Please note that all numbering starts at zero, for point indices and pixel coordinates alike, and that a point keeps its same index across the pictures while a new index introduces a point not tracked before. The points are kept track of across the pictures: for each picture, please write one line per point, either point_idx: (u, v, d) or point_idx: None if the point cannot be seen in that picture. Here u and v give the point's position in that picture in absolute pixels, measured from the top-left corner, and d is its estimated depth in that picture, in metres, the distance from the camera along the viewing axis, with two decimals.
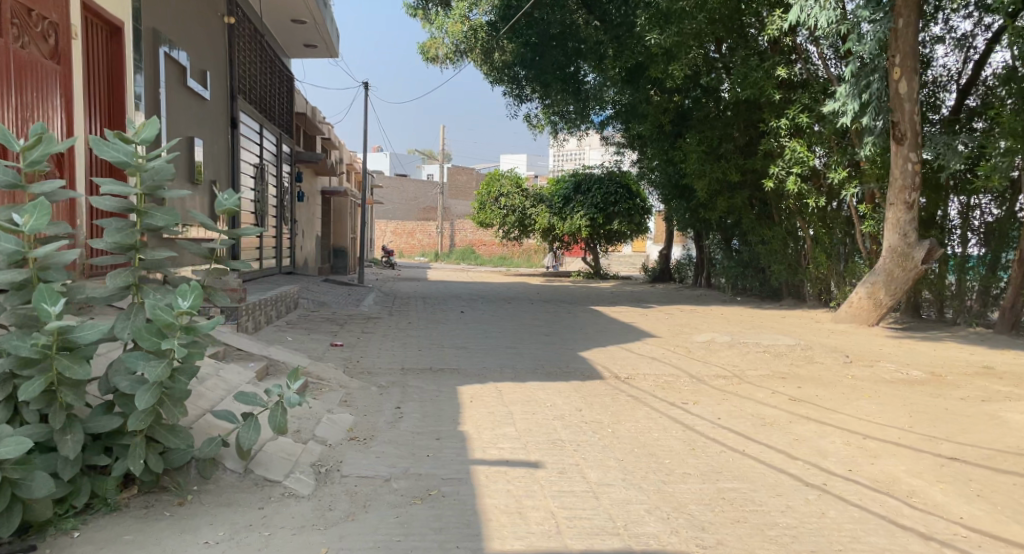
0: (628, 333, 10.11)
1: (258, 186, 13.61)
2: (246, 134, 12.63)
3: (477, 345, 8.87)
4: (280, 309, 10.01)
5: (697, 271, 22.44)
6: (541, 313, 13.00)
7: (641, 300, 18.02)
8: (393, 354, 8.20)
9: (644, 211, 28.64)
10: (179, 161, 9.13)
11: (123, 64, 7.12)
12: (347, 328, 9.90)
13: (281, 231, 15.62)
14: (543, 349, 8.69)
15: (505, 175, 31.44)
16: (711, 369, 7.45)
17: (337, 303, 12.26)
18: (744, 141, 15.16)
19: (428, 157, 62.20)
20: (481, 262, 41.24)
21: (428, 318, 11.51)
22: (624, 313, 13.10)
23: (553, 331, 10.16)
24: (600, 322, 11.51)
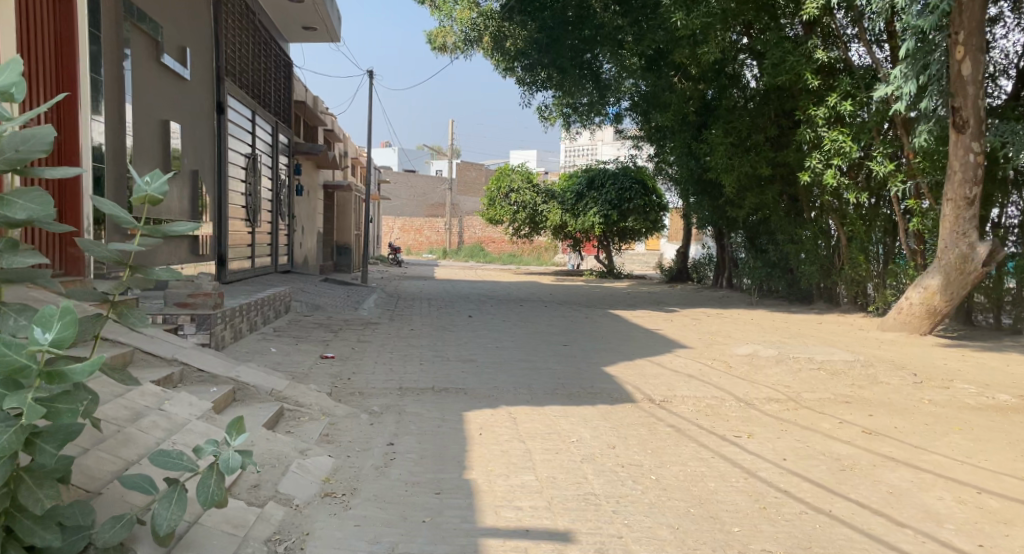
0: (656, 343, 9.02)
1: (252, 179, 12.63)
2: (235, 121, 11.63)
3: (487, 358, 7.82)
4: (267, 317, 9.01)
5: (718, 272, 21.34)
6: (557, 317, 11.95)
7: (661, 303, 16.97)
8: (390, 369, 7.16)
9: (661, 208, 27.52)
10: (152, 147, 8.18)
11: (72, 22, 6.20)
12: (341, 337, 8.88)
13: (277, 228, 14.63)
14: (561, 363, 7.63)
15: (515, 170, 30.34)
16: (760, 391, 6.37)
17: (334, 306, 11.25)
18: (775, 132, 14.05)
19: (437, 152, 61.25)
20: (490, 260, 40.26)
21: (434, 323, 10.47)
22: (646, 318, 12.06)
23: (572, 340, 9.09)
24: (621, 329, 10.45)
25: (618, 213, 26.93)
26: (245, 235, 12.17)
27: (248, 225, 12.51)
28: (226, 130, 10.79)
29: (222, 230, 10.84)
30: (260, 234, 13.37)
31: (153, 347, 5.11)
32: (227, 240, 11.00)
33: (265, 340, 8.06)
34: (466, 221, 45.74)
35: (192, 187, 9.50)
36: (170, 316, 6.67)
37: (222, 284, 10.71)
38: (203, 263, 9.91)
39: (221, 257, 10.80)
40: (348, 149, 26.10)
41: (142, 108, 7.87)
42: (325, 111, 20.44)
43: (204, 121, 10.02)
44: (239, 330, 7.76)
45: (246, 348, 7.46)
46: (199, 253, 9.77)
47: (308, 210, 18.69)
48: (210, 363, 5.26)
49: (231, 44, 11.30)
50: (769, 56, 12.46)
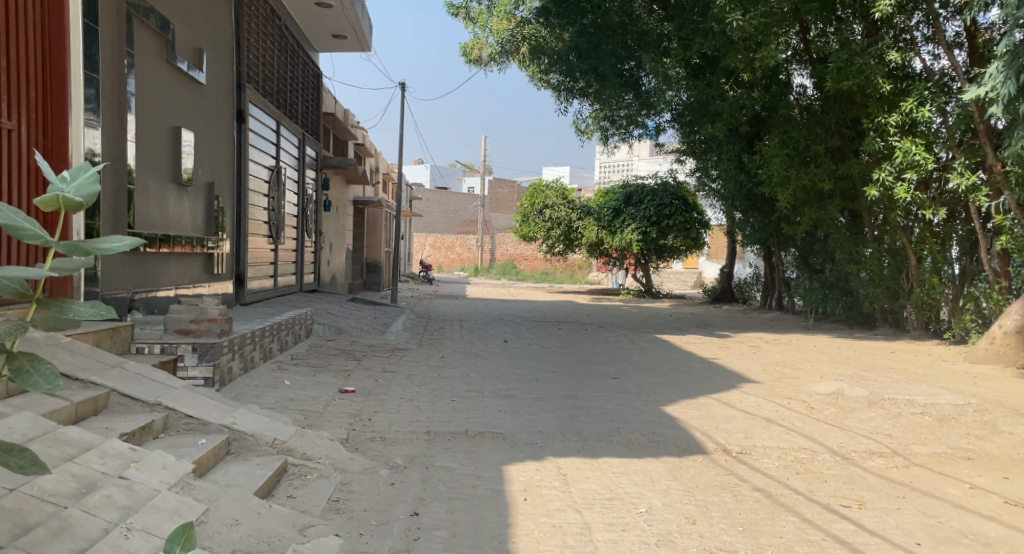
0: (716, 376, 8.00)
1: (275, 193, 11.91)
2: (258, 130, 10.91)
3: (529, 393, 6.88)
4: (284, 343, 8.19)
5: (766, 292, 20.18)
6: (600, 342, 10.96)
7: (708, 326, 15.91)
8: (418, 407, 6.25)
9: (702, 225, 26.45)
10: (162, 155, 7.42)
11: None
12: (364, 366, 8.00)
13: (303, 245, 13.91)
14: (613, 400, 6.65)
15: (550, 186, 29.46)
16: (857, 442, 5.33)
17: (359, 330, 10.41)
18: (837, 143, 13.04)
19: (470, 168, 60.78)
20: (523, 278, 39.38)
21: (467, 349, 9.56)
22: (697, 345, 11.04)
23: (622, 371, 8.10)
24: (673, 357, 9.43)
25: (657, 229, 25.93)
26: (265, 252, 11.41)
27: (271, 242, 11.78)
28: (247, 141, 10.06)
29: (241, 247, 10.11)
30: (285, 252, 12.63)
31: (132, 387, 4.23)
32: (246, 258, 10.26)
33: (280, 371, 7.22)
34: (499, 238, 44.98)
35: (208, 200, 8.74)
36: (170, 344, 5.81)
37: (240, 306, 9.94)
38: (218, 283, 9.16)
39: (239, 276, 10.07)
40: (379, 165, 25.52)
41: (149, 115, 7.08)
42: (356, 124, 19.82)
43: (221, 131, 9.25)
44: (250, 360, 6.95)
45: (258, 381, 6.62)
46: (214, 273, 9.01)
47: (337, 226, 18.01)
48: (201, 407, 4.37)
49: (254, 50, 10.59)
50: (835, 60, 11.55)
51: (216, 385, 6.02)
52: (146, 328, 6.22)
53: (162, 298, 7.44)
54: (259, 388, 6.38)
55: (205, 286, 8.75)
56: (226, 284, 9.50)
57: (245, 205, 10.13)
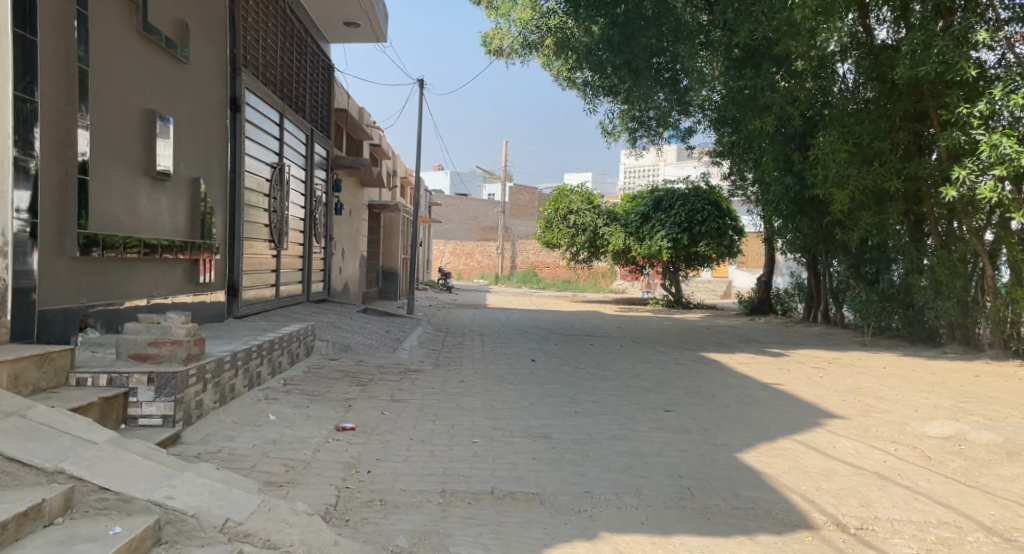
0: (789, 410, 6.65)
1: (279, 192, 10.77)
2: (258, 122, 9.77)
3: (567, 433, 5.60)
4: (275, 366, 7.00)
5: (811, 303, 18.87)
6: (640, 362, 9.63)
7: (752, 341, 14.54)
8: (431, 452, 4.99)
9: (736, 232, 25.03)
10: (131, 144, 6.26)
11: None
12: (370, 394, 6.78)
13: (311, 250, 12.75)
14: (673, 443, 5.34)
15: (575, 190, 28.10)
16: (1016, 516, 4.00)
17: (367, 347, 9.18)
18: (904, 139, 11.77)
19: (490, 174, 59.58)
20: (545, 287, 38.16)
21: (489, 371, 8.29)
22: (751, 366, 9.73)
23: (675, 403, 6.80)
24: (729, 384, 8.09)
25: (689, 236, 24.55)
26: (265, 258, 10.23)
27: (273, 247, 10.62)
28: (241, 132, 8.89)
29: (233, 252, 8.95)
30: (290, 258, 11.47)
31: (28, 446, 3.04)
32: (240, 265, 9.09)
33: (267, 402, 6.01)
34: (521, 246, 43.76)
35: (192, 198, 7.59)
36: (120, 374, 4.61)
37: (232, 319, 8.77)
38: (204, 294, 7.99)
39: (232, 285, 8.94)
40: (397, 168, 24.43)
41: (110, 95, 5.88)
42: (371, 123, 18.69)
43: (210, 119, 8.06)
44: (230, 387, 5.75)
45: (237, 416, 5.41)
46: (200, 282, 7.84)
47: (350, 231, 16.86)
48: (126, 473, 3.14)
49: (253, 31, 9.44)
50: (908, 44, 10.19)
51: (181, 423, 4.82)
52: (97, 352, 5.07)
53: (130, 312, 6.27)
54: (236, 427, 5.16)
55: (188, 298, 7.58)
56: (216, 295, 8.34)
57: (237, 206, 8.95)
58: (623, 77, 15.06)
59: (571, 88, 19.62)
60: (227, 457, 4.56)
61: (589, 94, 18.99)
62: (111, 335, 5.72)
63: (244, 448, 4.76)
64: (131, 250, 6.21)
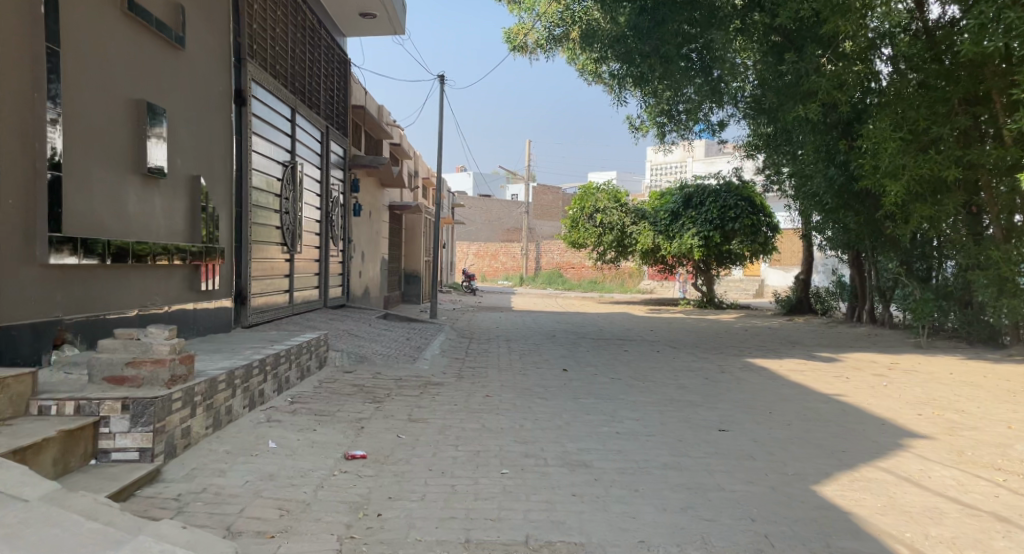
0: (862, 429, 5.81)
1: (291, 192, 10.11)
2: (266, 116, 9.12)
3: (611, 461, 4.83)
4: (282, 383, 6.31)
5: (857, 302, 18.11)
6: (681, 371, 8.81)
7: (796, 345, 13.64)
8: (453, 487, 4.26)
9: (771, 229, 24.04)
10: (119, 137, 5.62)
11: None
12: (385, 412, 6.09)
13: (327, 253, 12.11)
14: (736, 474, 4.55)
15: (600, 188, 27.25)
16: None
17: (384, 357, 8.48)
18: (965, 124, 10.92)
19: (513, 175, 58.85)
20: (571, 288, 37.39)
21: (517, 384, 7.54)
22: (804, 374, 8.89)
23: (731, 421, 5.99)
24: (785, 397, 7.25)
25: (721, 233, 23.62)
26: (278, 262, 9.60)
27: (286, 250, 9.94)
28: (248, 127, 8.25)
29: (240, 256, 8.31)
30: (304, 262, 10.83)
31: None
32: (249, 270, 8.44)
33: (268, 425, 5.32)
34: (545, 246, 42.92)
35: (192, 197, 6.94)
36: (89, 401, 3.96)
37: (240, 328, 8.12)
38: (209, 302, 7.35)
39: (240, 292, 8.30)
40: (418, 169, 23.83)
41: (91, 82, 5.26)
42: (391, 121, 18.08)
43: (212, 113, 7.42)
44: (227, 410, 5.08)
45: (231, 444, 4.72)
46: (202, 290, 7.20)
47: (370, 233, 16.23)
48: (58, 543, 2.49)
49: (260, 18, 8.79)
50: (974, 19, 9.30)
51: (162, 455, 4.15)
52: (70, 374, 4.43)
53: (118, 324, 5.63)
54: (228, 458, 4.47)
55: (189, 307, 6.93)
56: (222, 303, 7.69)
57: (245, 208, 8.30)
58: (653, 66, 14.14)
59: (597, 81, 18.83)
60: (213, 498, 3.87)
61: (616, 88, 18.19)
62: (90, 353, 5.08)
63: (234, 486, 4.07)
64: (118, 256, 5.58)
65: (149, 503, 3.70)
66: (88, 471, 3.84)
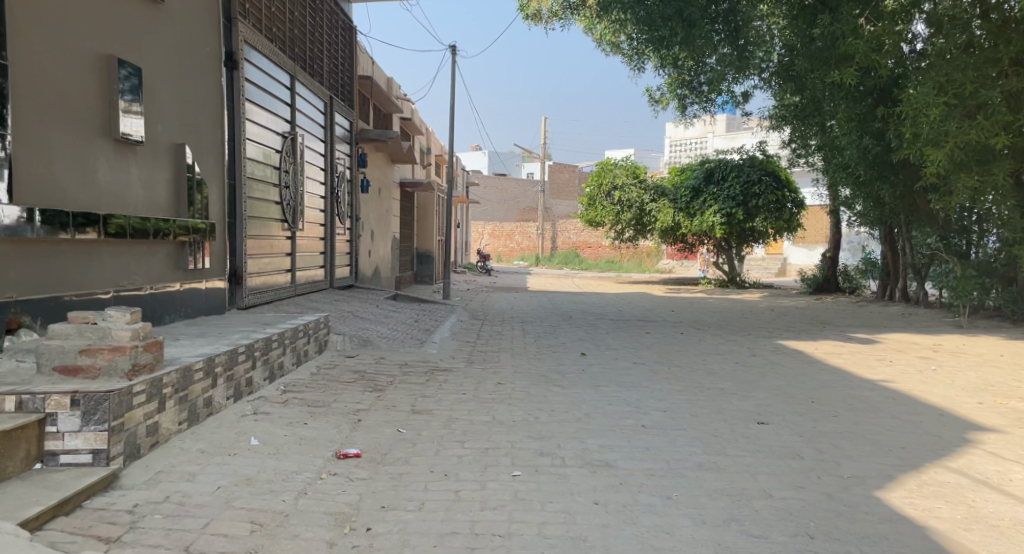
0: (920, 422, 5.15)
1: (293, 165, 9.52)
2: (263, 84, 8.53)
3: (638, 461, 4.23)
4: (274, 371, 5.76)
5: (890, 280, 17.73)
6: (709, 355, 8.17)
7: (827, 325, 12.94)
8: (456, 494, 3.67)
9: (796, 205, 23.21)
10: (84, 98, 5.12)
11: None
12: (386, 403, 5.52)
13: (334, 232, 11.54)
14: (785, 477, 3.93)
15: (619, 164, 26.48)
16: None
17: (389, 340, 7.91)
18: (1015, 86, 10.13)
19: (528, 154, 57.94)
20: (588, 268, 36.72)
21: (532, 371, 6.95)
22: (843, 359, 8.21)
23: (771, 413, 5.37)
24: (825, 384, 6.60)
25: (744, 210, 22.83)
26: (279, 240, 9.03)
27: (288, 228, 9.36)
28: (240, 93, 7.67)
29: (235, 232, 7.76)
30: (308, 240, 10.26)
31: None
32: (245, 248, 7.89)
33: (253, 418, 4.76)
34: (562, 226, 42.16)
35: (177, 168, 6.39)
36: (32, 395, 3.43)
37: (235, 311, 7.58)
38: (199, 281, 6.81)
39: (236, 271, 7.74)
40: (430, 145, 23.18)
41: (43, 32, 4.75)
42: (401, 95, 17.44)
43: (199, 76, 6.86)
44: (205, 402, 4.53)
45: (207, 442, 4.17)
46: (191, 268, 6.66)
47: (380, 211, 15.64)
48: None
49: None
50: None
51: (121, 458, 3.60)
52: (21, 364, 3.92)
53: (85, 306, 5.12)
54: (201, 459, 3.93)
55: (176, 287, 6.39)
56: (214, 282, 7.15)
57: (239, 180, 7.74)
58: (675, 29, 13.18)
59: (615, 52, 18.04)
60: (175, 509, 3.32)
61: (636, 58, 17.42)
62: (42, 335, 4.66)
63: (203, 494, 3.51)
64: (84, 230, 5.06)
65: (97, 518, 3.16)
66: (30, 477, 3.32)
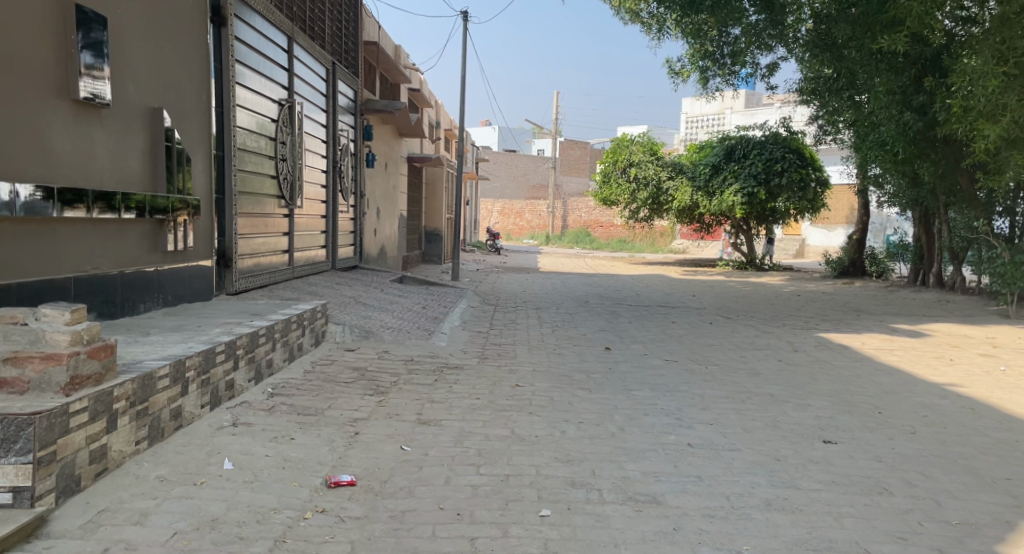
0: (1015, 442, 4.39)
1: (292, 135, 8.71)
2: (257, 44, 7.70)
3: (691, 495, 3.48)
4: (260, 370, 5.00)
5: (926, 263, 16.91)
6: (747, 351, 7.39)
7: (862, 314, 12.15)
8: (472, 545, 2.95)
9: (819, 183, 22.24)
10: (38, 51, 4.35)
11: None
12: (389, 409, 4.80)
13: (336, 209, 10.77)
14: (878, 523, 3.18)
15: (636, 140, 25.60)
16: None
17: (395, 330, 7.17)
18: None
19: (539, 130, 56.77)
20: (600, 247, 35.90)
21: (553, 370, 6.20)
22: (896, 356, 7.42)
23: (837, 430, 4.61)
24: (887, 389, 5.82)
25: (766, 189, 21.89)
26: (275, 218, 8.25)
27: (286, 205, 8.57)
28: (229, 54, 6.85)
29: (225, 209, 6.96)
30: (307, 219, 9.49)
31: None
32: (236, 227, 7.09)
33: (231, 432, 4.01)
34: (573, 203, 41.19)
35: (154, 135, 5.60)
36: None
37: (226, 297, 6.84)
38: (181, 264, 6.03)
39: (225, 252, 6.94)
40: (440, 119, 22.23)
41: None
42: (410, 65, 16.57)
43: (181, 33, 6.05)
44: (171, 413, 3.79)
45: (169, 466, 3.43)
46: (171, 250, 5.87)
47: (386, 187, 14.83)
48: None
49: None
50: None
51: (52, 496, 2.87)
52: None
53: (37, 295, 4.39)
54: (159, 490, 3.20)
55: (153, 271, 5.61)
56: (199, 266, 6.36)
57: (228, 151, 6.94)
58: None
59: (634, 20, 17.08)
60: None
61: (657, 27, 16.43)
62: None
63: (153, 545, 2.78)
64: (34, 207, 4.30)
65: None
66: None
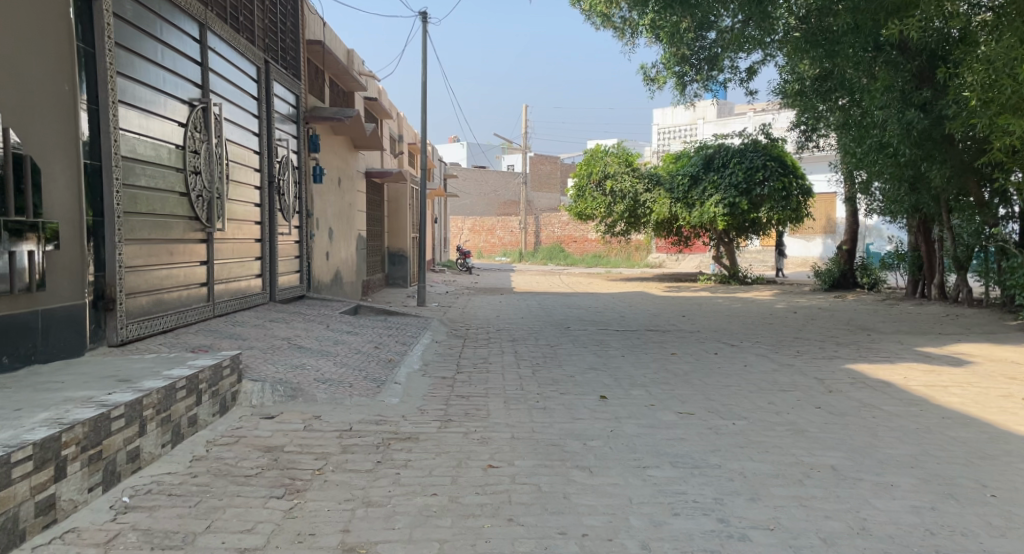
0: None
1: (211, 141, 7.10)
2: (154, 27, 6.12)
3: None
4: (112, 470, 3.39)
5: (927, 274, 15.76)
6: (773, 396, 5.95)
7: (876, 334, 10.86)
8: None
9: (803, 193, 21.07)
10: None
11: None
12: (302, 524, 3.25)
13: (274, 230, 9.18)
14: None
15: (609, 152, 24.32)
16: None
17: (333, 384, 5.63)
18: None
19: (508, 145, 55.43)
20: (574, 264, 34.60)
21: (538, 437, 4.68)
22: (954, 395, 6.04)
23: (955, 538, 3.18)
24: (976, 453, 4.43)
25: (747, 199, 20.70)
26: (186, 243, 6.64)
27: (202, 227, 6.93)
28: (105, 35, 5.23)
29: (105, 235, 5.29)
30: (234, 244, 7.90)
31: None
32: (122, 258, 5.43)
33: None
34: (545, 218, 39.83)
35: None
36: None
37: (110, 347, 5.23)
38: (29, 308, 4.40)
39: (108, 292, 5.28)
40: (401, 132, 20.77)
41: None
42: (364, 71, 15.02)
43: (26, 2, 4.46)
44: None
45: None
46: (10, 290, 4.22)
47: (340, 205, 13.26)
48: None
49: None
50: None
51: None
52: None
53: None
54: None
55: None
56: (59, 311, 4.70)
57: (106, 162, 5.27)
58: None
59: (606, 24, 15.76)
60: None
61: (630, 31, 15.18)
62: None
63: None
64: None
65: None
66: None
